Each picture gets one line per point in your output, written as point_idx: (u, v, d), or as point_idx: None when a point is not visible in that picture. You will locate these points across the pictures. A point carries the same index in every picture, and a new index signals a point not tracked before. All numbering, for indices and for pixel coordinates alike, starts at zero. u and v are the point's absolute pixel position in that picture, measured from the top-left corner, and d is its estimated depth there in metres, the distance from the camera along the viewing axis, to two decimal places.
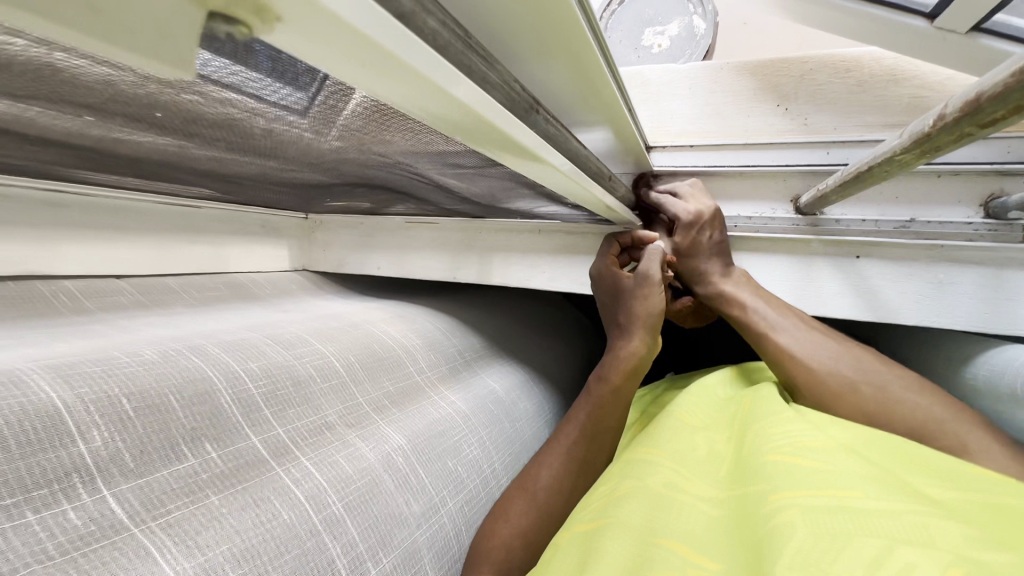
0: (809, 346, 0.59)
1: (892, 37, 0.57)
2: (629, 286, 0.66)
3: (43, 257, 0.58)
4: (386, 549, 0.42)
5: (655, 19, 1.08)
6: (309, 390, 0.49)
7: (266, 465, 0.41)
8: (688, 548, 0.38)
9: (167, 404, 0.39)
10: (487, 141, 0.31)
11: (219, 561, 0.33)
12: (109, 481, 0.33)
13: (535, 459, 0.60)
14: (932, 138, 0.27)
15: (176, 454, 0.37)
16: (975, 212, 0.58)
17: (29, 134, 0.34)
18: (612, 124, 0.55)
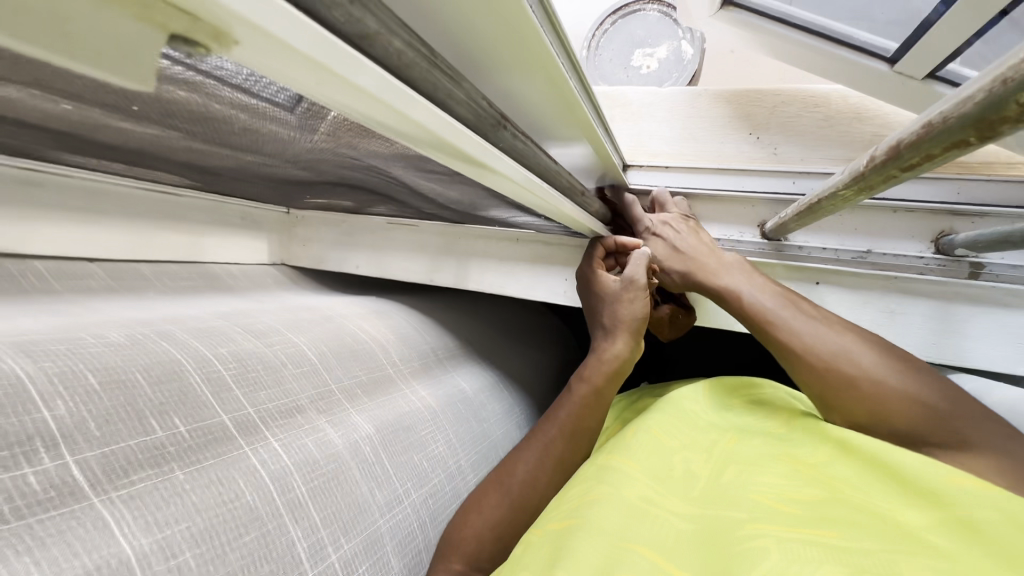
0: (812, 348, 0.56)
1: (856, 77, 0.60)
2: (614, 290, 0.67)
3: (14, 236, 0.58)
4: (349, 534, 0.44)
5: (644, 41, 1.12)
6: (281, 374, 0.50)
7: (235, 443, 0.41)
8: (660, 558, 0.39)
9: (133, 380, 0.40)
10: (447, 153, 0.32)
11: (177, 539, 0.34)
12: (73, 449, 0.33)
13: (511, 455, 0.61)
14: (866, 178, 0.30)
15: (143, 427, 0.37)
16: (926, 247, 0.62)
17: (7, 115, 0.34)
18: (589, 140, 0.57)
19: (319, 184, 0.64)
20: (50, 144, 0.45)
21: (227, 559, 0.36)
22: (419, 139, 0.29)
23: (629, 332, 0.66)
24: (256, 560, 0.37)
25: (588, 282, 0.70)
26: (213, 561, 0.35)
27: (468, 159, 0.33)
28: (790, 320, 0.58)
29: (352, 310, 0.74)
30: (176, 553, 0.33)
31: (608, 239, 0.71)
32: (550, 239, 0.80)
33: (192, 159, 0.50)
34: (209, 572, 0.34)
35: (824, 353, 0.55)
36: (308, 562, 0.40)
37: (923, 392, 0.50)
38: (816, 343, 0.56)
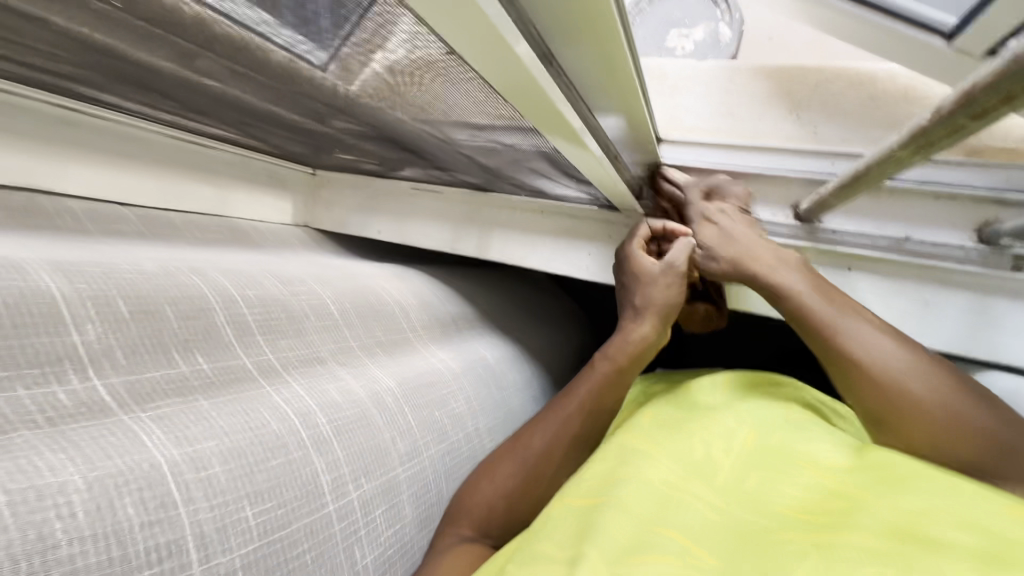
0: (893, 355, 0.52)
1: (911, 53, 0.58)
2: (654, 271, 0.65)
3: (47, 173, 0.59)
4: (369, 476, 0.44)
5: (682, 21, 1.08)
6: (303, 325, 0.50)
7: (256, 383, 0.42)
8: (688, 540, 0.41)
9: (163, 313, 0.40)
10: (515, 87, 0.34)
11: (207, 453, 0.34)
12: (100, 372, 0.35)
13: (531, 425, 0.60)
14: (927, 132, 0.28)
15: (167, 359, 0.39)
16: (968, 237, 0.59)
17: (58, 14, 0.35)
18: (629, 109, 0.55)
19: (343, 136, 0.64)
20: (91, 70, 0.46)
21: (254, 478, 0.36)
22: (492, 65, 0.31)
23: (658, 316, 0.64)
24: (280, 484, 0.37)
25: (625, 259, 0.68)
26: (241, 478, 0.35)
27: (527, 89, 0.34)
28: (857, 331, 0.54)
29: (372, 271, 0.73)
30: (207, 466, 0.33)
31: (655, 222, 0.68)
32: (575, 213, 0.79)
33: (224, 91, 0.50)
34: (237, 488, 0.34)
35: (880, 360, 0.52)
36: (330, 495, 0.40)
37: (996, 424, 0.48)
38: (882, 360, 0.52)
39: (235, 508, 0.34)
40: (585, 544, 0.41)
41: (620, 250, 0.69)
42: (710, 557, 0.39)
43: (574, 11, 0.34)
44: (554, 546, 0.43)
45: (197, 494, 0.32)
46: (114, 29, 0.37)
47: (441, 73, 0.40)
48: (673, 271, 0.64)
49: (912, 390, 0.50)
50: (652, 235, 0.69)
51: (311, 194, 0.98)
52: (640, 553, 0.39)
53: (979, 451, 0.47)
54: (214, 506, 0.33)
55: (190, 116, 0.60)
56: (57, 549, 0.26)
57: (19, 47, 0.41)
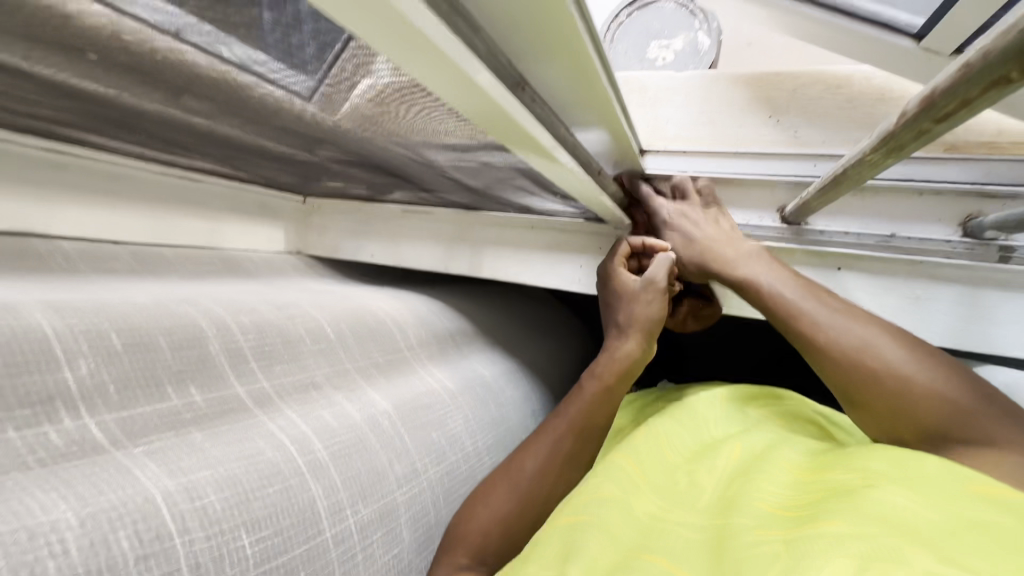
0: (840, 325, 0.55)
1: (882, 54, 0.59)
2: (634, 288, 0.65)
3: (39, 216, 0.60)
4: (366, 500, 0.44)
5: (661, 33, 1.10)
6: (298, 349, 0.51)
7: (252, 414, 0.42)
8: (669, 560, 0.40)
9: (156, 344, 0.40)
10: (487, 115, 0.35)
11: (201, 483, 0.34)
12: (92, 409, 0.35)
13: (522, 448, 0.59)
14: (897, 135, 0.29)
15: (159, 393, 0.39)
16: (954, 231, 0.60)
17: (40, 62, 0.35)
18: (609, 123, 0.55)
19: (330, 164, 0.64)
20: (78, 114, 0.47)
21: (250, 506, 0.35)
22: (456, 90, 0.31)
23: (643, 331, 0.64)
24: (278, 512, 0.37)
25: (608, 278, 0.68)
26: (238, 506, 0.35)
27: (501, 117, 0.35)
28: (813, 313, 0.56)
29: (365, 293, 0.74)
30: (201, 495, 0.33)
31: (636, 237, 0.69)
32: (565, 227, 0.80)
33: (210, 128, 0.51)
34: (233, 516, 0.34)
35: (833, 334, 0.54)
36: (327, 522, 0.40)
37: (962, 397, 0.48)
38: (838, 334, 0.54)
39: (232, 536, 0.33)
40: (569, 565, 0.41)
41: (603, 270, 0.70)
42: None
43: (544, 30, 0.35)
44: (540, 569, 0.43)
45: (193, 524, 0.32)
46: (98, 75, 0.38)
47: (421, 102, 0.41)
48: (655, 287, 0.65)
49: (845, 351, 0.53)
50: (633, 252, 0.70)
51: (303, 221, 0.99)
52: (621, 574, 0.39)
53: (938, 415, 0.48)
54: (210, 535, 0.32)
55: (178, 152, 0.61)
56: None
57: (6, 97, 0.42)
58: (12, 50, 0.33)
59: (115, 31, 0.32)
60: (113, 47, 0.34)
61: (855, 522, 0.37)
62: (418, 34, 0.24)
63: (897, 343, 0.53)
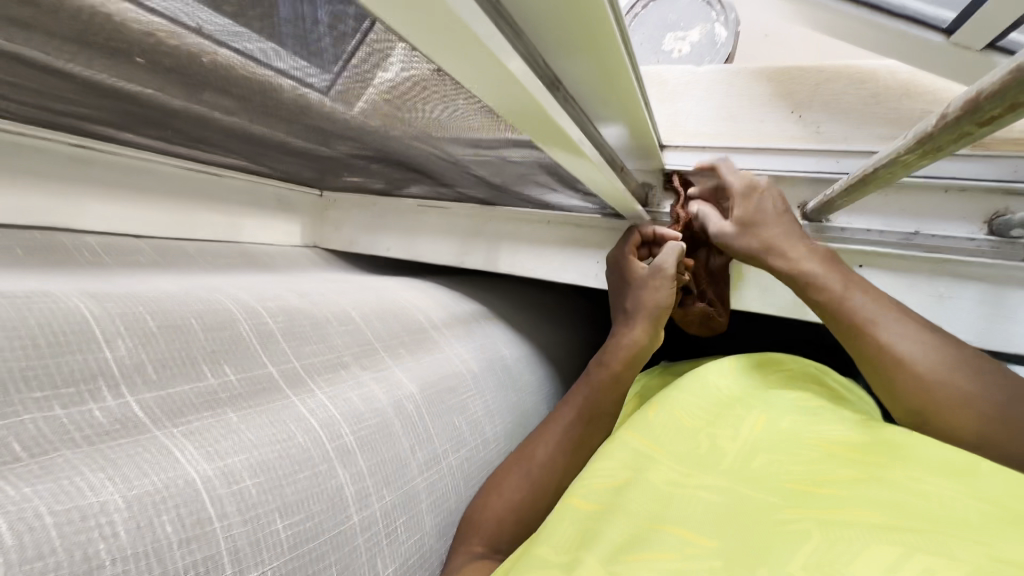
0: (906, 333, 0.51)
1: (907, 49, 0.58)
2: (643, 275, 0.65)
3: (64, 211, 0.61)
4: (390, 487, 0.44)
5: (677, 24, 1.09)
6: (325, 330, 0.51)
7: (282, 393, 0.42)
8: (688, 531, 0.41)
9: (189, 327, 0.41)
10: (516, 109, 0.35)
11: (237, 468, 0.35)
12: (132, 388, 0.35)
13: (533, 436, 0.60)
14: (934, 138, 0.29)
15: (196, 372, 0.39)
16: (979, 229, 0.59)
17: (74, 61, 0.36)
18: (630, 118, 0.55)
19: (350, 159, 0.65)
20: (109, 112, 0.48)
21: (283, 491, 0.36)
22: (495, 89, 0.32)
23: (650, 318, 0.64)
24: (308, 497, 0.37)
25: (618, 266, 0.69)
26: (272, 490, 0.36)
27: (530, 111, 0.35)
28: (877, 312, 0.53)
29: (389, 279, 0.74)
30: (238, 480, 0.34)
31: (647, 227, 0.70)
32: (582, 222, 0.80)
33: (234, 124, 0.51)
34: (267, 501, 0.35)
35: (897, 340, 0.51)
36: (354, 507, 0.40)
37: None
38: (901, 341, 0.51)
39: (267, 520, 0.34)
40: (587, 548, 0.42)
41: (614, 257, 0.70)
42: (710, 543, 0.39)
43: (575, 26, 0.35)
44: (554, 549, 0.43)
45: (231, 508, 0.33)
46: (132, 73, 0.39)
47: (446, 99, 0.41)
48: (663, 275, 0.63)
49: (914, 357, 0.50)
50: (644, 241, 0.70)
51: (319, 215, 0.99)
52: (640, 552, 0.39)
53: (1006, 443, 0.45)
54: (247, 519, 0.33)
55: (201, 148, 0.61)
56: (101, 570, 0.27)
57: (40, 95, 0.43)
58: (51, 49, 0.34)
59: (149, 28, 0.32)
60: (148, 45, 0.34)
61: (890, 512, 0.38)
62: (463, 27, 0.24)
63: (962, 357, 0.49)
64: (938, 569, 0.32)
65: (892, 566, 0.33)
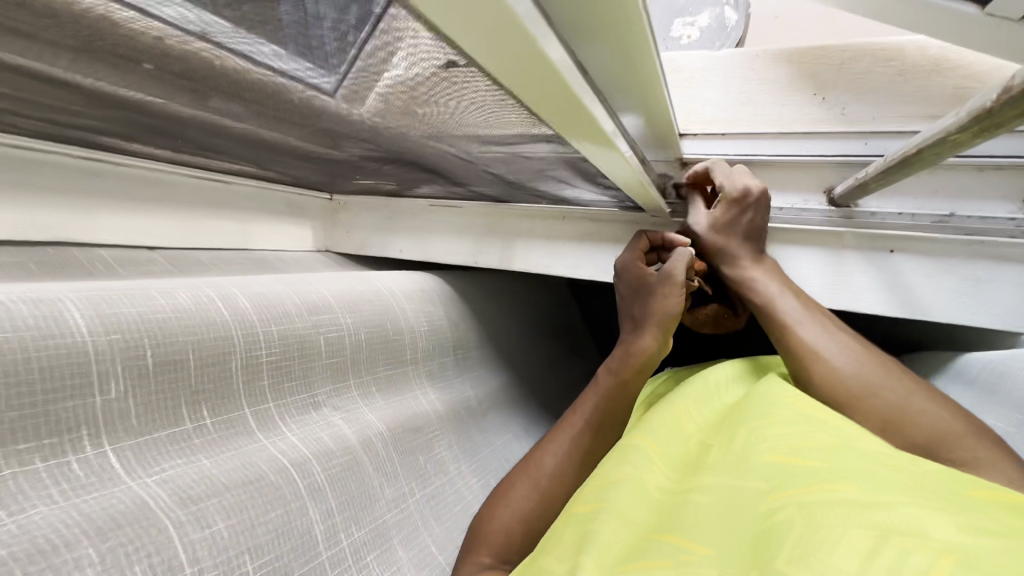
0: (833, 345, 0.56)
1: (938, 23, 0.55)
2: (652, 282, 0.63)
3: (78, 224, 0.61)
4: (358, 524, 0.50)
5: (686, 8, 1.06)
6: (313, 365, 0.54)
7: (253, 438, 0.47)
8: (681, 536, 0.39)
9: (186, 363, 0.43)
10: (545, 98, 0.33)
11: (210, 510, 0.40)
12: (112, 437, 0.39)
13: (539, 446, 0.59)
14: (993, 114, 0.27)
15: (175, 416, 0.43)
16: (1018, 208, 0.56)
17: (84, 73, 0.35)
18: (650, 105, 0.53)
19: (360, 162, 0.63)
20: (115, 123, 0.47)
21: (256, 531, 0.42)
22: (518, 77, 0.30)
23: (660, 326, 0.62)
24: (279, 535, 0.43)
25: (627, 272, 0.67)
26: (244, 532, 0.41)
27: (562, 100, 0.33)
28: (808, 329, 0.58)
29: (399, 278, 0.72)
30: (211, 523, 0.39)
31: (654, 232, 0.68)
32: (599, 216, 0.78)
33: (244, 131, 0.50)
34: (239, 542, 0.40)
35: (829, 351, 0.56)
36: (323, 544, 0.46)
37: (949, 427, 0.49)
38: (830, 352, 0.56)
39: (238, 561, 0.40)
40: (583, 552, 0.40)
41: (620, 265, 0.68)
42: (704, 547, 0.38)
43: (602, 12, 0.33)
44: (556, 560, 0.41)
45: (202, 553, 0.38)
46: (139, 83, 0.38)
47: (463, 93, 0.39)
48: (672, 281, 0.62)
49: (852, 375, 0.54)
50: (651, 245, 0.69)
51: (330, 218, 0.98)
52: (636, 560, 0.38)
53: (933, 434, 0.49)
54: (218, 562, 0.39)
55: (211, 156, 0.61)
56: None
57: (46, 110, 0.42)
58: (59, 61, 0.33)
59: (152, 33, 0.31)
60: (157, 53, 0.33)
61: (868, 488, 0.36)
62: (504, 7, 0.22)
63: (890, 369, 0.54)
64: (909, 548, 0.30)
65: (873, 549, 0.31)
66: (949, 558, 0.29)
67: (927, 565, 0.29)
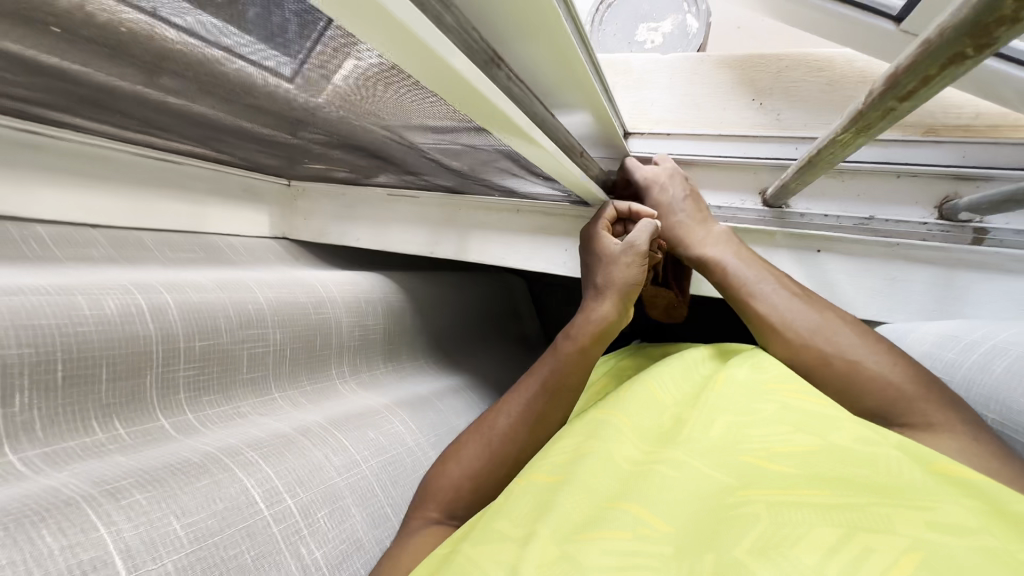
0: (785, 306, 0.56)
1: (862, 38, 0.59)
2: (614, 251, 0.63)
3: (16, 199, 0.59)
4: (304, 486, 0.49)
5: (649, 15, 1.10)
6: (233, 377, 0.56)
7: (173, 438, 0.48)
8: (643, 506, 0.38)
9: (96, 375, 0.45)
10: (460, 97, 0.34)
11: (126, 485, 0.40)
12: (16, 446, 0.40)
13: (494, 408, 0.60)
14: (865, 115, 0.30)
15: (84, 427, 0.44)
16: (930, 213, 0.61)
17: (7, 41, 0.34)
18: (589, 105, 0.55)
19: (313, 147, 0.64)
20: (49, 93, 0.46)
21: (179, 498, 0.41)
22: (428, 71, 0.30)
23: (621, 294, 0.61)
24: (208, 499, 0.42)
25: (591, 242, 0.66)
26: (164, 499, 0.40)
27: (475, 99, 0.34)
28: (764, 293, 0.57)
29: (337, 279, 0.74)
30: (127, 495, 0.39)
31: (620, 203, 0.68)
32: (551, 210, 0.80)
33: (186, 107, 0.50)
34: (159, 507, 0.40)
35: (785, 316, 0.55)
36: (264, 504, 0.46)
37: (906, 386, 0.48)
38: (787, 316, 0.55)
39: (163, 522, 0.39)
40: (541, 522, 0.39)
41: (586, 235, 0.69)
42: (665, 522, 0.37)
43: (519, 14, 0.34)
44: (511, 525, 0.41)
45: (120, 517, 0.37)
46: (68, 54, 0.38)
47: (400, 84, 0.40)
48: (634, 250, 0.61)
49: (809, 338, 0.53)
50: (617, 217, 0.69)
51: (289, 205, 0.98)
52: (595, 528, 0.37)
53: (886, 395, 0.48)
54: (138, 522, 0.38)
55: (159, 134, 0.60)
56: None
57: None
58: None
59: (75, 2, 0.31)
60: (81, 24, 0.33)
61: (844, 483, 0.35)
62: (387, 15, 0.23)
63: (850, 327, 0.53)
64: (874, 551, 0.30)
65: (832, 548, 0.31)
66: (909, 560, 0.29)
67: (887, 567, 0.29)
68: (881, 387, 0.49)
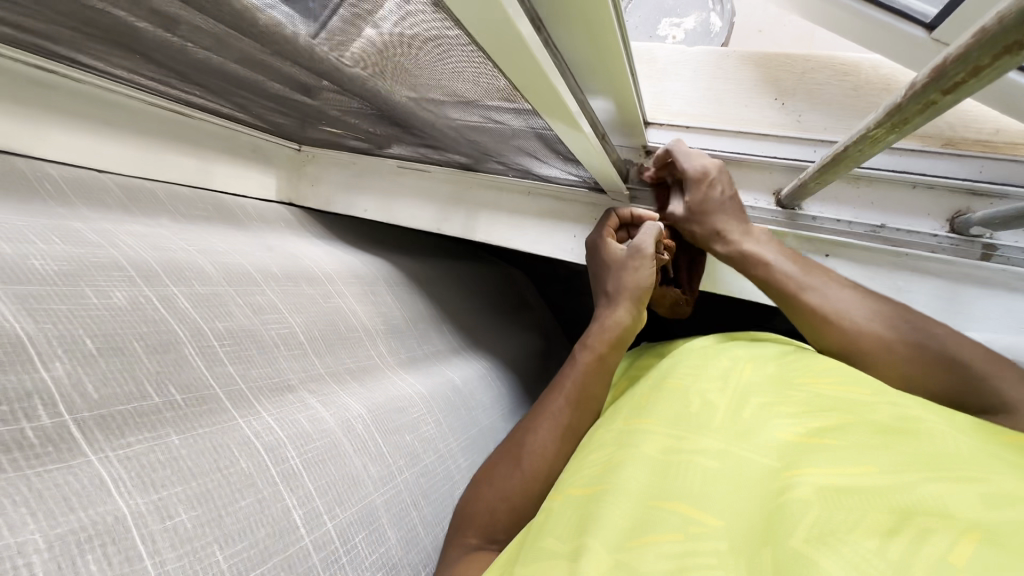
0: (841, 300, 0.56)
1: (894, 45, 0.58)
2: (622, 258, 0.65)
3: (24, 137, 0.58)
4: (342, 505, 0.44)
5: (673, 9, 1.09)
6: (273, 354, 0.51)
7: (228, 414, 0.42)
8: (688, 504, 0.37)
9: (131, 347, 0.40)
10: (514, 63, 0.33)
11: (173, 500, 0.35)
12: (71, 407, 0.34)
13: (520, 428, 0.58)
14: (902, 109, 0.30)
15: (139, 392, 0.38)
16: (941, 226, 0.61)
17: None
18: (617, 90, 0.54)
19: (330, 110, 0.64)
20: (68, 27, 0.45)
21: (223, 521, 0.36)
22: (478, 22, 0.28)
23: (632, 300, 0.63)
24: (251, 523, 0.38)
25: (596, 252, 0.68)
26: (210, 523, 0.36)
27: (529, 69, 0.33)
28: (817, 290, 0.57)
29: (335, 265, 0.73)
30: (173, 514, 0.34)
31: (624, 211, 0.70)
32: (560, 195, 0.80)
33: (205, 56, 0.49)
34: (206, 533, 0.35)
35: (841, 310, 0.56)
36: (305, 528, 0.41)
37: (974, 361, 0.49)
38: (845, 311, 0.55)
39: (206, 552, 0.34)
40: (588, 534, 0.37)
41: (592, 242, 0.70)
42: (713, 518, 0.36)
43: None
44: (557, 540, 0.38)
45: (164, 544, 0.33)
46: None
47: (440, 44, 0.39)
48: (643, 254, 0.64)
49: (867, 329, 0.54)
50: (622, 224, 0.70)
51: (296, 170, 0.97)
52: (644, 532, 0.36)
53: (956, 376, 0.49)
54: (182, 553, 0.33)
55: (176, 83, 0.59)
56: None
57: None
58: None
59: None
60: None
61: (889, 466, 0.35)
62: None
63: (899, 313, 0.54)
64: (933, 533, 0.29)
65: (894, 528, 0.30)
66: (971, 540, 0.28)
67: (949, 548, 0.28)
68: (951, 368, 0.50)
